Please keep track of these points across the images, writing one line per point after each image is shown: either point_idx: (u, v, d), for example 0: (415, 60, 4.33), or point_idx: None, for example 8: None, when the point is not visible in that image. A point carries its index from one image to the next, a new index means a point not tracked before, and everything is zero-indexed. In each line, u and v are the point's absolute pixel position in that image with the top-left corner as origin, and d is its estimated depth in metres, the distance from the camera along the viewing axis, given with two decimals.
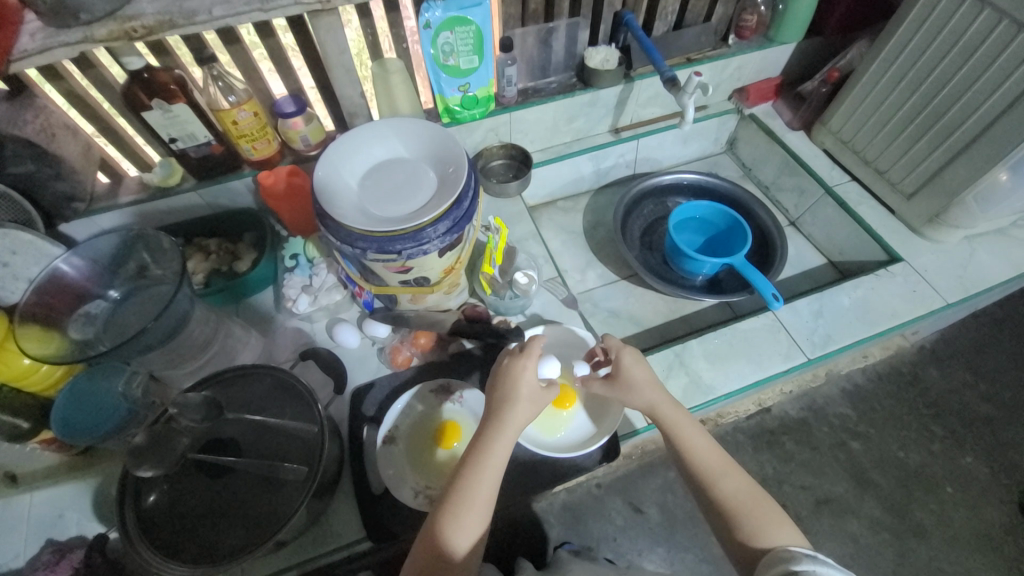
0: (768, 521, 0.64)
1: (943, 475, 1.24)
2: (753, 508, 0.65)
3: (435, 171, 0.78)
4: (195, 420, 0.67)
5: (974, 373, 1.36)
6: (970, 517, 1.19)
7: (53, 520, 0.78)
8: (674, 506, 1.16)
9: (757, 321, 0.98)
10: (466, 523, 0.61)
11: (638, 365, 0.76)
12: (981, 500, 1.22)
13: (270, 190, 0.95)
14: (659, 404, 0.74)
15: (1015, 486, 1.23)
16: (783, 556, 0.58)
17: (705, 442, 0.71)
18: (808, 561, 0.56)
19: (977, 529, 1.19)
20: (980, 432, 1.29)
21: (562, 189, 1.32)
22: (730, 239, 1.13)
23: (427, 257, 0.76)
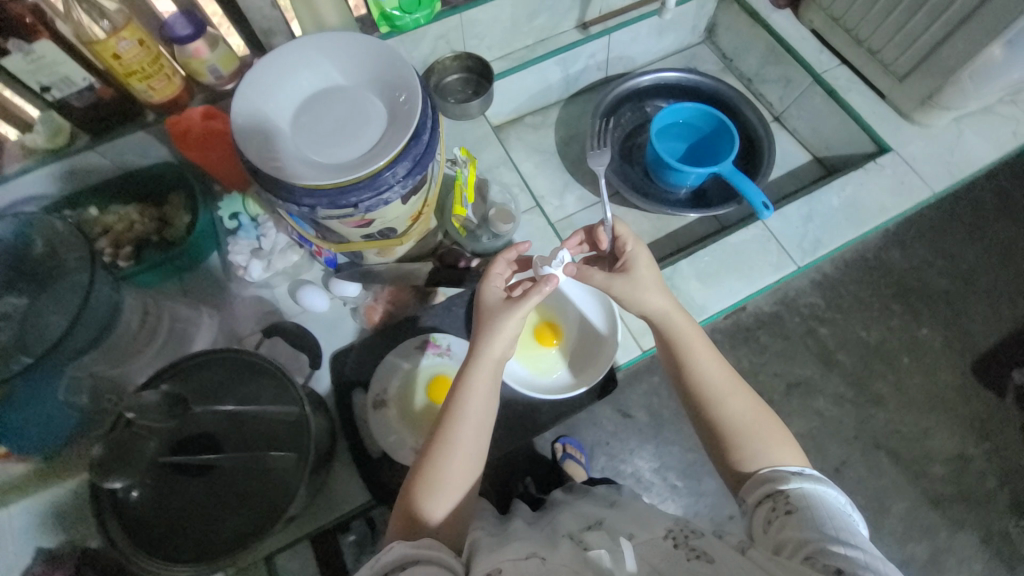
0: (767, 441, 0.61)
1: (901, 348, 1.32)
2: (753, 429, 0.62)
3: (383, 99, 0.64)
4: (157, 420, 0.60)
5: (934, 249, 1.39)
6: (924, 381, 1.30)
7: (37, 527, 0.73)
8: (659, 407, 1.21)
9: (747, 233, 0.94)
10: (456, 455, 0.58)
11: (650, 271, 0.70)
12: (935, 366, 1.31)
13: (184, 138, 0.81)
14: (672, 317, 0.68)
15: (965, 350, 1.32)
16: (771, 475, 0.57)
17: (715, 362, 0.67)
18: (794, 480, 0.56)
19: (930, 391, 1.29)
20: (935, 304, 1.35)
21: (529, 102, 1.17)
22: (716, 142, 1.05)
23: (389, 205, 0.66)
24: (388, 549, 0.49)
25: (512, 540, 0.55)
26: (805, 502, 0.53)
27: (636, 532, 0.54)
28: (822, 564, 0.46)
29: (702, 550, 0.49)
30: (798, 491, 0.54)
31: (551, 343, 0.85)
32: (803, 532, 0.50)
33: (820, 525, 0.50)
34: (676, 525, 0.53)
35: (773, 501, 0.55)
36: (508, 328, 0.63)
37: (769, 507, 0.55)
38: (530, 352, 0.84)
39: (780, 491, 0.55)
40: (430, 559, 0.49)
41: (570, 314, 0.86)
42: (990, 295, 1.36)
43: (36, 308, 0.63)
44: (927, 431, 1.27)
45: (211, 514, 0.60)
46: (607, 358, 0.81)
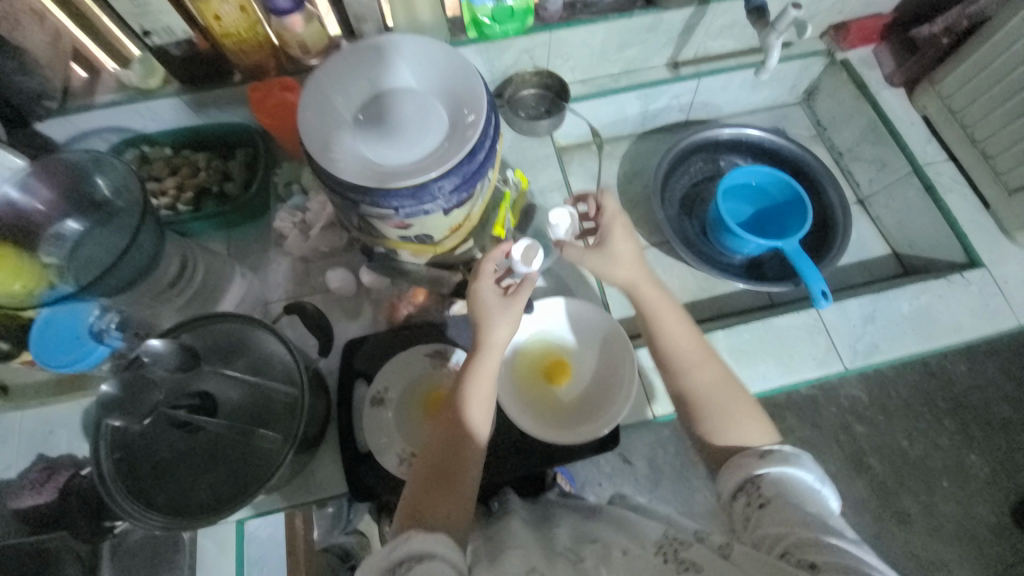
0: (733, 416, 0.64)
1: (944, 469, 1.19)
2: (717, 396, 0.66)
3: (448, 110, 0.64)
4: (168, 370, 0.62)
5: (1009, 373, 1.24)
6: (960, 512, 1.17)
7: (44, 435, 0.78)
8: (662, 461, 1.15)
9: (796, 319, 0.87)
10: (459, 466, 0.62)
11: (625, 240, 0.76)
12: (977, 498, 1.18)
13: (264, 109, 0.84)
14: (640, 285, 0.74)
15: (1017, 489, 1.17)
16: (741, 460, 0.58)
17: (689, 331, 0.71)
18: (764, 459, 0.57)
19: (964, 525, 1.16)
20: (996, 433, 1.21)
21: (600, 130, 1.14)
22: (785, 215, 0.98)
23: (430, 215, 0.65)
24: (399, 541, 0.50)
25: (506, 550, 0.56)
26: (778, 488, 0.54)
27: (628, 544, 0.53)
28: (795, 559, 0.47)
29: (690, 563, 0.48)
30: (769, 481, 0.55)
31: (558, 380, 0.82)
32: (778, 526, 0.50)
33: (793, 516, 0.51)
34: (666, 538, 0.52)
35: (747, 494, 0.56)
36: (503, 334, 0.69)
37: (745, 501, 0.56)
38: (535, 383, 0.82)
39: (754, 478, 0.56)
40: (439, 555, 0.50)
41: (583, 353, 0.84)
42: None
43: (96, 236, 0.70)
44: (949, 566, 1.14)
45: (194, 472, 0.62)
46: (615, 415, 0.75)
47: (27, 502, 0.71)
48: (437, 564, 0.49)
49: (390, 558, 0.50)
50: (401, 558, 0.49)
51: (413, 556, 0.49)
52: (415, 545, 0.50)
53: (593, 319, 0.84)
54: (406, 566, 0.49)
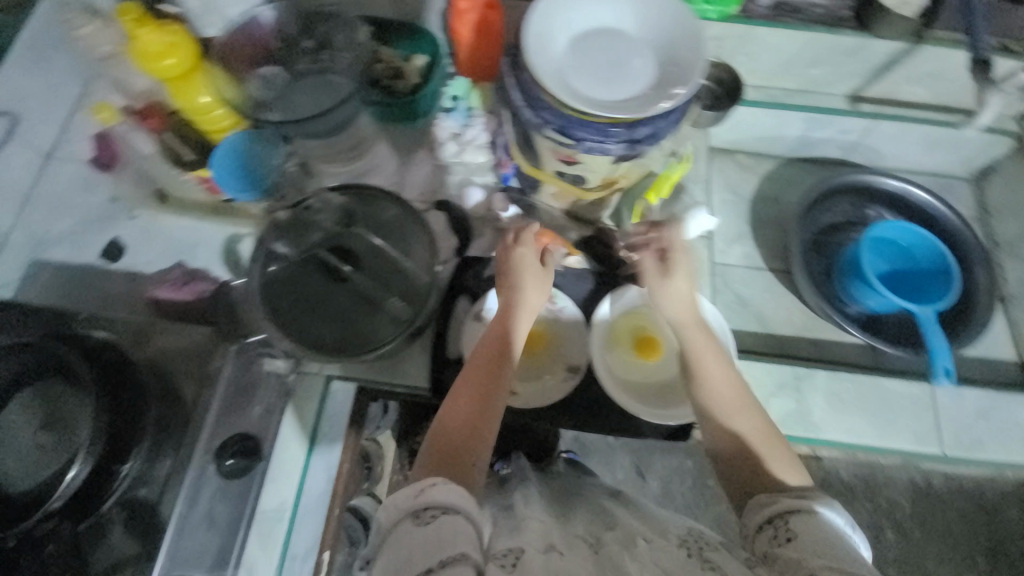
0: (773, 454, 0.60)
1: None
2: (760, 444, 0.61)
3: (658, 63, 0.64)
4: (328, 220, 0.71)
5: None
6: None
7: (187, 246, 0.88)
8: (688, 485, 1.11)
9: (906, 388, 0.84)
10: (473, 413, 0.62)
11: (683, 278, 0.71)
12: None
13: (459, 18, 0.85)
14: (689, 325, 0.70)
15: None
16: (772, 498, 0.55)
17: (732, 375, 0.67)
18: (807, 499, 0.54)
19: None
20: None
21: (753, 141, 1.09)
22: (923, 282, 0.93)
23: (601, 157, 0.67)
24: (425, 487, 0.52)
25: (524, 522, 0.56)
26: (806, 522, 0.51)
27: (651, 536, 0.56)
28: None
29: (716, 563, 0.50)
30: (800, 515, 0.52)
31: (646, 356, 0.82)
32: (810, 558, 0.47)
33: (828, 548, 0.48)
34: (688, 535, 0.55)
35: (775, 527, 0.53)
36: (535, 301, 0.71)
37: (772, 535, 0.52)
38: (626, 351, 0.82)
39: (783, 513, 0.53)
40: (457, 505, 0.51)
41: None
42: None
43: (304, 86, 0.83)
44: None
45: (325, 312, 0.68)
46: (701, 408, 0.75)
47: (166, 293, 0.78)
48: (457, 520, 0.51)
49: (411, 504, 0.52)
50: (423, 505, 0.51)
51: (436, 505, 0.51)
52: (441, 494, 0.52)
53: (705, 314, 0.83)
54: (428, 514, 0.51)
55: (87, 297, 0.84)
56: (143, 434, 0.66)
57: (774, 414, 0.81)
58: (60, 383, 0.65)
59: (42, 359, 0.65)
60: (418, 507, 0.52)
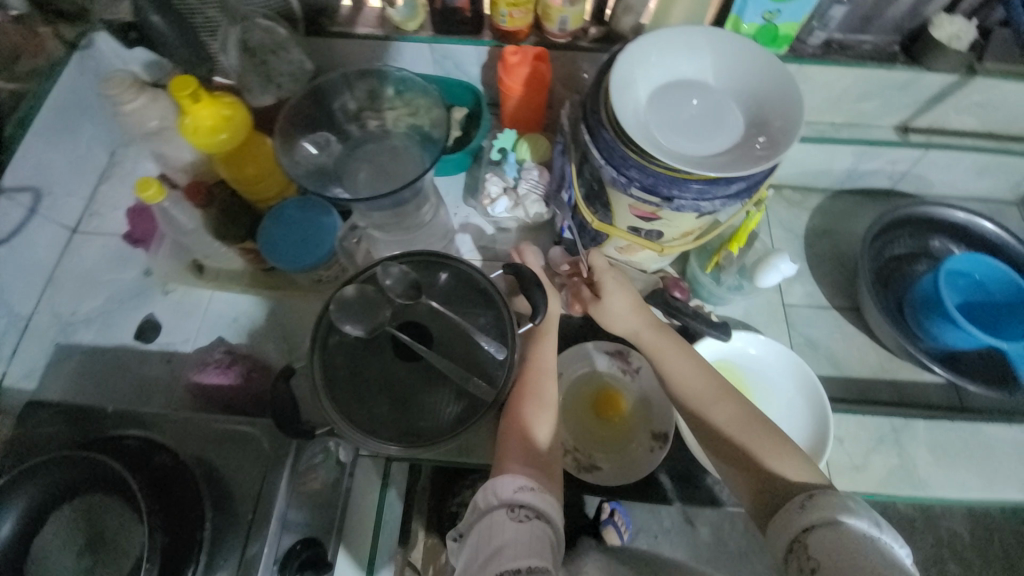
0: (781, 454, 0.59)
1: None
2: (744, 435, 0.62)
3: (745, 113, 0.61)
4: (397, 294, 0.65)
5: None
6: None
7: (228, 321, 0.81)
8: None
9: (1008, 433, 0.79)
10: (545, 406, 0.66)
11: (619, 292, 0.72)
12: None
13: (511, 71, 0.82)
14: (641, 331, 0.71)
15: None
16: (788, 516, 0.53)
17: (690, 366, 0.68)
18: (807, 509, 0.52)
19: None
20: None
21: (797, 175, 1.08)
22: (1002, 317, 0.89)
23: (689, 214, 0.63)
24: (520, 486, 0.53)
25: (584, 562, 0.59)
26: (826, 544, 0.49)
27: None
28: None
29: None
30: (815, 538, 0.50)
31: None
32: None
33: None
34: None
35: (796, 555, 0.50)
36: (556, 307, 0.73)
37: (796, 566, 0.50)
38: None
39: (800, 536, 0.51)
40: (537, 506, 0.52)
41: (771, 402, 0.77)
42: None
43: (362, 154, 0.76)
44: None
45: (400, 395, 0.62)
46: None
47: (213, 379, 0.70)
48: (541, 526, 0.51)
49: (508, 497, 0.53)
50: (518, 502, 0.52)
51: (529, 506, 0.52)
52: (531, 495, 0.53)
53: (792, 368, 0.78)
54: (522, 511, 0.52)
55: (124, 383, 0.77)
56: (198, 554, 0.56)
57: (879, 471, 0.74)
58: (113, 499, 0.57)
59: (90, 473, 0.57)
60: (512, 503, 0.53)
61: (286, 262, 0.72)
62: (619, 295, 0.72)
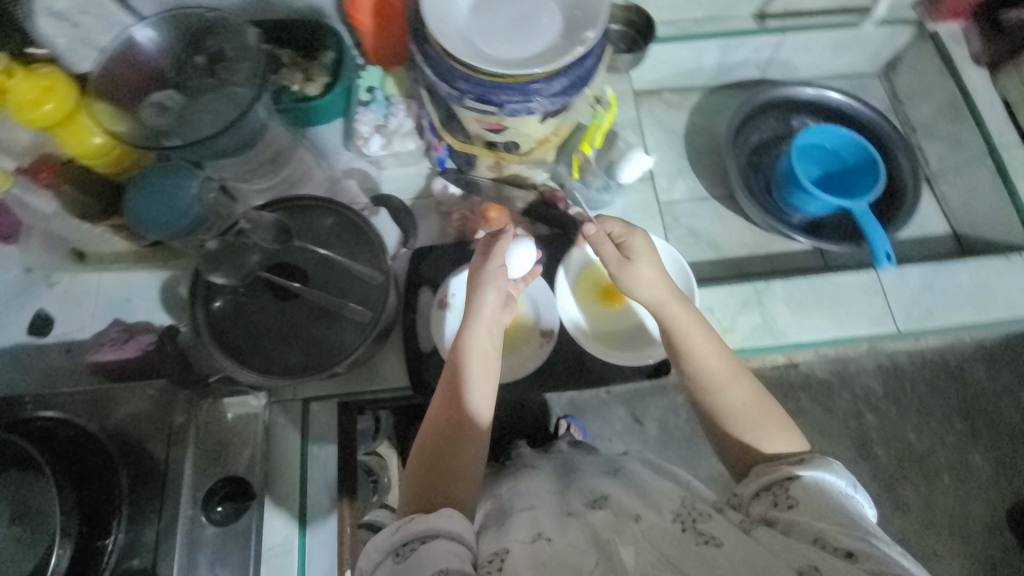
0: (773, 433, 0.59)
1: (947, 463, 1.09)
2: (746, 415, 0.61)
3: (563, 10, 0.64)
4: (265, 240, 0.66)
5: None
6: (956, 507, 1.07)
7: (122, 302, 0.82)
8: (674, 427, 1.04)
9: (854, 278, 0.88)
10: (479, 389, 0.63)
11: (649, 262, 0.69)
12: (975, 496, 1.08)
13: (353, 7, 0.81)
14: (668, 304, 0.67)
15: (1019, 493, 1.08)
16: (773, 467, 0.55)
17: (715, 350, 0.65)
18: (801, 465, 0.54)
19: (959, 518, 1.07)
20: (1009, 441, 1.10)
21: (673, 77, 1.11)
22: (853, 179, 0.98)
23: (528, 117, 0.66)
24: (400, 525, 0.52)
25: (511, 516, 0.57)
26: (809, 489, 0.51)
27: (645, 513, 0.53)
28: (833, 547, 0.45)
29: (710, 536, 0.48)
30: (801, 482, 0.52)
31: (607, 310, 0.83)
32: (811, 521, 0.48)
33: (825, 511, 0.48)
34: (681, 508, 0.53)
35: (774, 493, 0.53)
36: (491, 299, 0.67)
37: (771, 500, 0.52)
38: (589, 306, 0.84)
39: (783, 480, 0.53)
40: (439, 531, 0.50)
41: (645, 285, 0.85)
42: None
43: (197, 102, 0.73)
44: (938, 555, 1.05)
45: (288, 331, 0.66)
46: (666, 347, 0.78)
47: (109, 355, 0.73)
48: (442, 540, 0.50)
49: (391, 542, 0.52)
50: (402, 541, 0.51)
51: (414, 537, 0.51)
52: (415, 526, 0.51)
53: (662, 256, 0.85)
54: (407, 548, 0.50)
55: (22, 378, 0.77)
56: (120, 506, 0.60)
57: (742, 330, 0.85)
58: None
59: None
60: (397, 545, 0.51)
61: (156, 230, 0.73)
62: (651, 263, 0.69)
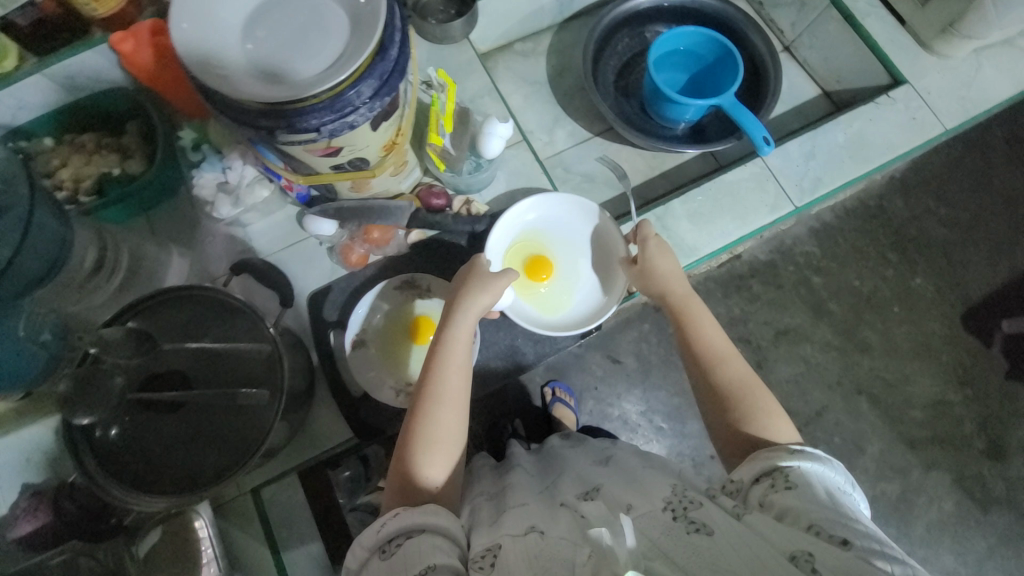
0: (771, 416, 0.60)
1: (894, 295, 1.15)
2: (749, 392, 0.63)
3: (343, 4, 0.57)
4: (123, 357, 0.58)
5: (976, 191, 1.20)
6: (913, 331, 1.13)
7: (22, 465, 0.70)
8: (650, 353, 1.10)
9: (744, 171, 0.89)
10: (445, 440, 0.57)
11: (663, 256, 0.74)
12: (927, 315, 1.15)
13: (136, 63, 0.71)
14: (673, 293, 0.73)
15: (960, 300, 1.15)
16: (770, 452, 0.55)
17: (718, 334, 0.68)
18: (794, 453, 0.54)
19: (919, 340, 1.13)
20: (937, 257, 1.17)
21: (517, 26, 1.06)
22: (719, 74, 0.96)
23: (356, 130, 0.60)
24: (384, 522, 0.50)
25: (507, 510, 0.55)
26: (807, 478, 0.51)
27: (635, 501, 0.51)
28: (827, 534, 0.45)
29: (700, 524, 0.46)
30: (797, 470, 0.52)
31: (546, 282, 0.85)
32: (807, 507, 0.48)
33: (822, 502, 0.48)
34: (673, 494, 0.51)
35: (772, 479, 0.53)
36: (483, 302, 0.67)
37: (768, 486, 0.52)
38: (529, 286, 0.84)
39: (779, 463, 0.53)
40: (429, 528, 0.49)
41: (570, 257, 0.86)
42: (1013, 237, 1.18)
43: None
44: (909, 379, 1.12)
45: (190, 439, 0.60)
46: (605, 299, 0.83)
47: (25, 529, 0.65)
48: (427, 535, 0.49)
49: (375, 541, 0.51)
50: (388, 538, 0.50)
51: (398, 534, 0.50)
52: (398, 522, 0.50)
53: (574, 208, 0.86)
54: (392, 545, 0.49)
55: None
56: None
57: None
58: None
59: None
60: (381, 543, 0.50)
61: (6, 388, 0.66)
62: (668, 259, 0.74)
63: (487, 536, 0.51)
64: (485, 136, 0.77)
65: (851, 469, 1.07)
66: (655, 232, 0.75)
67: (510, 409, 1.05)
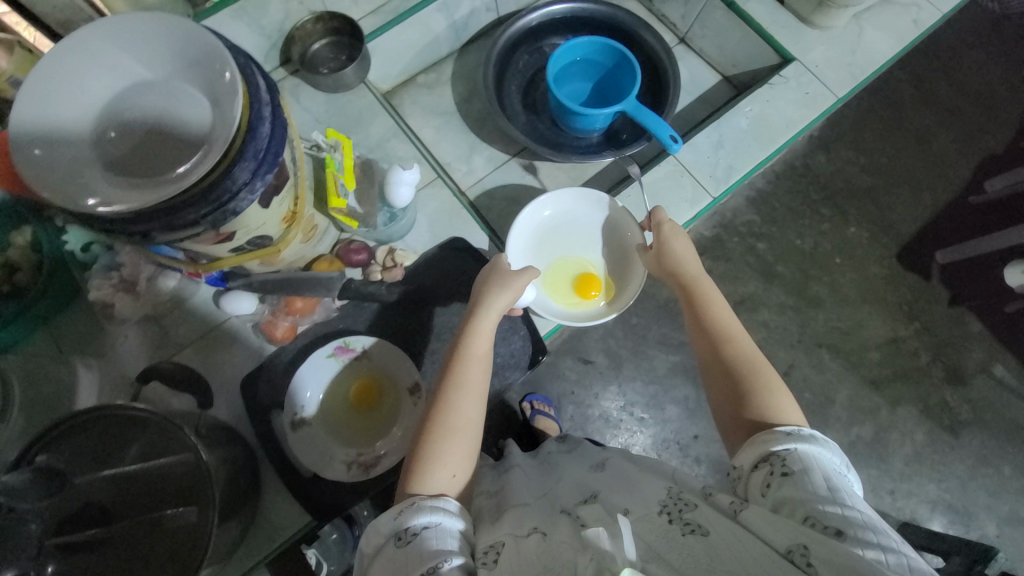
0: (771, 394, 0.58)
1: (833, 248, 1.19)
2: (753, 363, 0.61)
3: (203, 89, 0.54)
4: (37, 499, 0.53)
5: (889, 136, 1.25)
6: (857, 278, 1.18)
7: None
8: (618, 347, 1.09)
9: (659, 171, 0.91)
10: (462, 431, 0.57)
11: (678, 239, 0.76)
12: (868, 260, 1.19)
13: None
14: (688, 270, 0.73)
15: (894, 242, 1.20)
16: (766, 435, 0.52)
17: (724, 310, 0.68)
18: (791, 436, 0.51)
19: (865, 285, 1.18)
20: (866, 203, 1.21)
21: (416, 59, 1.04)
22: (619, 78, 0.97)
23: (245, 212, 0.57)
24: (404, 510, 0.50)
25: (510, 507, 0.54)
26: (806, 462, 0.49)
27: (630, 505, 0.50)
28: (822, 525, 0.43)
29: (696, 524, 0.45)
30: (793, 453, 0.49)
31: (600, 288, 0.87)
32: (806, 493, 0.45)
33: (821, 489, 0.46)
34: (669, 497, 0.50)
35: (770, 464, 0.50)
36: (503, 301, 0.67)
37: (766, 472, 0.50)
38: (565, 287, 0.86)
39: (775, 447, 0.51)
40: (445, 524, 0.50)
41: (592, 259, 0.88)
42: (931, 173, 1.24)
43: None
44: (863, 323, 1.16)
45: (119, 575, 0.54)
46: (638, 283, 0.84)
47: None
48: (445, 531, 0.49)
49: (392, 528, 0.50)
50: (405, 526, 0.49)
51: (417, 522, 0.50)
52: (416, 514, 0.50)
53: (587, 209, 0.89)
54: (410, 534, 0.49)
55: None
56: None
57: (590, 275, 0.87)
58: None
59: None
60: (398, 530, 0.49)
61: None
62: (682, 241, 0.75)
63: (490, 534, 0.50)
64: (394, 184, 0.76)
65: (826, 422, 1.10)
66: (668, 218, 0.78)
67: (489, 433, 1.03)
